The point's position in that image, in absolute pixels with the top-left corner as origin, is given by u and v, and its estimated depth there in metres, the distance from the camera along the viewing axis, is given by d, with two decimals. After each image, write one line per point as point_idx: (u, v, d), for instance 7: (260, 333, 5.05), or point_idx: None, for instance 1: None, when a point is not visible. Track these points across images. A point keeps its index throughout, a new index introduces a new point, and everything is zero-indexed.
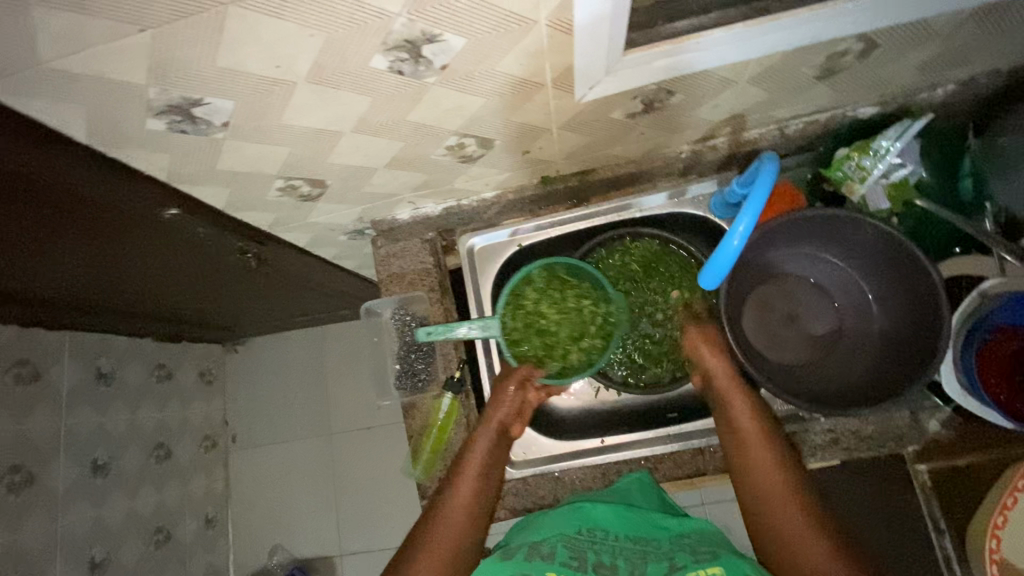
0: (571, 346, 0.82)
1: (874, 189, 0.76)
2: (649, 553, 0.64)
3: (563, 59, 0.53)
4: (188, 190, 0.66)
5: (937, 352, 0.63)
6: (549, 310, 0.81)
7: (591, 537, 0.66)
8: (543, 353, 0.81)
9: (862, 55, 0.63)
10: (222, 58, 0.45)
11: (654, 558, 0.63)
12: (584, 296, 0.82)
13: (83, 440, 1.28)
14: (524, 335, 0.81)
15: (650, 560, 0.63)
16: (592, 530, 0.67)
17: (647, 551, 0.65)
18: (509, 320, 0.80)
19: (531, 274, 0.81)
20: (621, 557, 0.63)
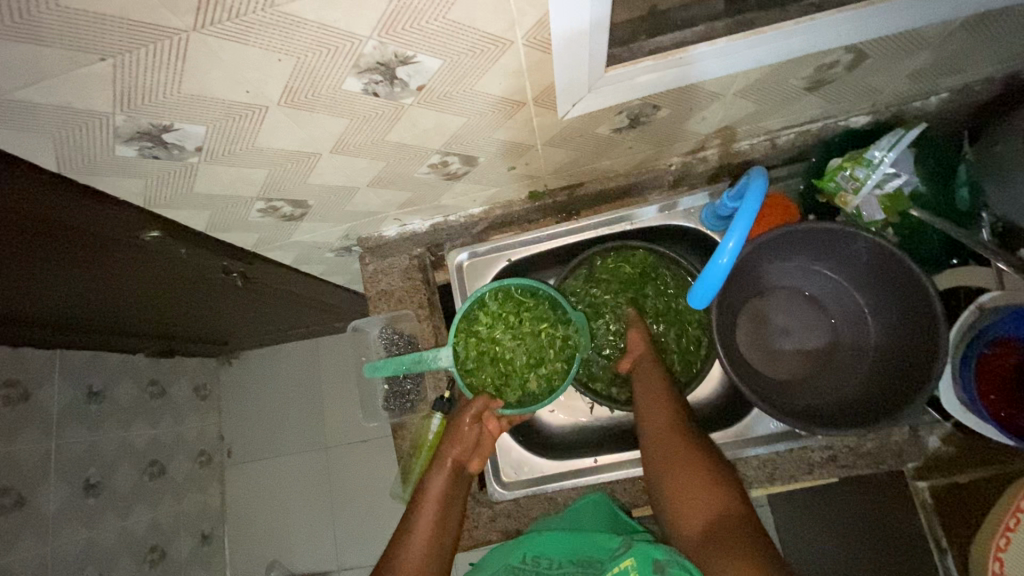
0: (528, 374, 0.76)
1: (868, 201, 0.75)
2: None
3: (544, 77, 0.52)
4: (167, 214, 0.64)
5: (934, 369, 0.61)
6: (504, 336, 0.75)
7: None
8: (500, 383, 0.75)
9: (851, 66, 0.61)
10: (189, 85, 0.43)
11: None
12: (542, 319, 0.75)
13: (74, 460, 1.26)
14: (478, 363, 0.74)
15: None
16: (535, 559, 0.70)
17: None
18: (461, 347, 0.73)
19: (484, 297, 0.75)
20: None
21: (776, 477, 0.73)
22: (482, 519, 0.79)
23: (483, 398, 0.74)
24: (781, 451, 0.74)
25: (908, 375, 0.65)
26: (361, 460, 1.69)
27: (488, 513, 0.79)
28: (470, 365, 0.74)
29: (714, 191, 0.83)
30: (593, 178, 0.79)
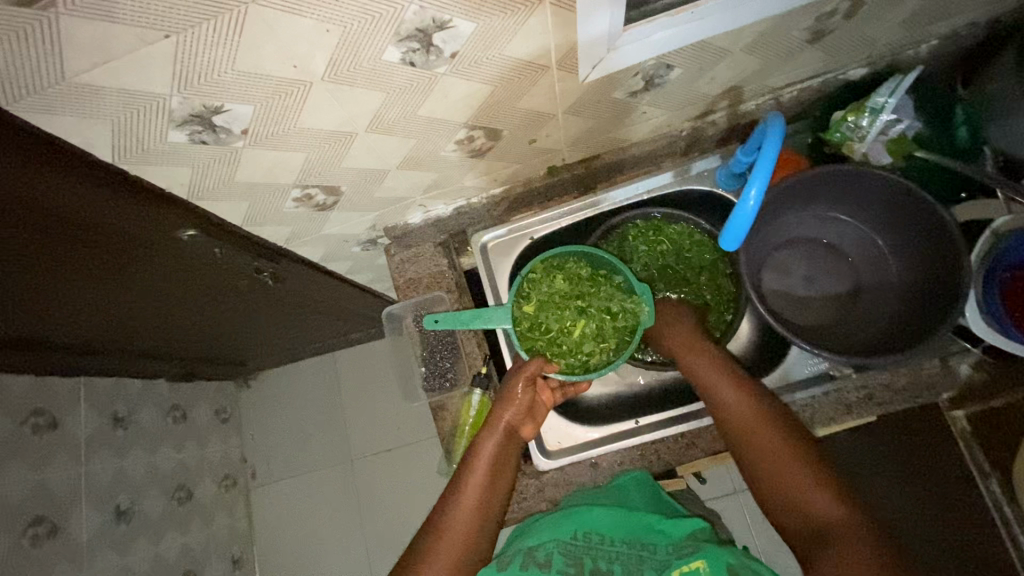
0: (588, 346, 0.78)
1: (874, 147, 0.78)
2: (646, 560, 0.65)
3: (568, 38, 0.55)
4: (206, 208, 0.66)
5: (958, 293, 0.64)
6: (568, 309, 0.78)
7: (587, 542, 0.66)
8: (554, 351, 0.78)
9: (848, 14, 0.65)
10: (242, 61, 0.46)
11: (652, 565, 0.64)
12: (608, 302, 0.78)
13: (104, 486, 1.26)
14: (536, 328, 0.78)
15: (648, 568, 0.64)
16: (589, 535, 0.67)
17: (644, 556, 0.65)
18: (520, 308, 0.78)
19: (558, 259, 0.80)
20: (617, 563, 0.65)
21: (816, 421, 0.75)
22: (530, 490, 0.79)
23: (539, 360, 0.75)
24: (817, 395, 0.75)
25: (933, 304, 0.68)
26: (387, 469, 1.68)
27: (535, 485, 0.79)
28: (525, 327, 0.78)
29: (724, 154, 0.86)
30: (608, 150, 0.82)
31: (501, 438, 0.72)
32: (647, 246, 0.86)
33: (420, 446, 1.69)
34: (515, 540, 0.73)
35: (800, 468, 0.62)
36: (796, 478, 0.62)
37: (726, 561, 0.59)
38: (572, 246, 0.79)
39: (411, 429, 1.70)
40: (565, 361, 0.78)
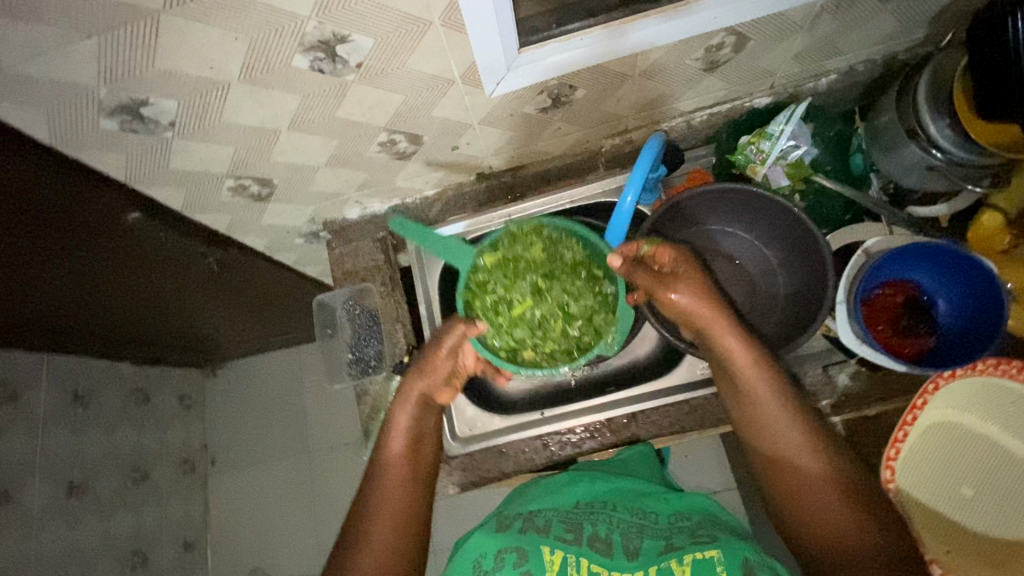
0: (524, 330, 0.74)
1: (774, 171, 0.84)
2: (646, 527, 0.73)
3: (466, 57, 0.61)
4: (146, 192, 0.73)
5: (824, 302, 0.70)
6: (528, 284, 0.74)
7: (589, 509, 0.75)
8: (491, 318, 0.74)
9: (737, 48, 0.72)
10: (161, 61, 0.52)
11: (651, 534, 0.72)
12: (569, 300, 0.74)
13: (60, 461, 1.30)
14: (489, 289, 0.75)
15: (647, 534, 0.72)
16: (591, 504, 0.76)
17: (644, 525, 0.74)
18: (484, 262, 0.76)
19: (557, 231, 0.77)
20: (618, 529, 0.72)
21: (705, 421, 0.81)
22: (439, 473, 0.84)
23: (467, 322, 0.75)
24: (708, 395, 0.81)
25: (811, 313, 0.74)
26: (343, 464, 1.73)
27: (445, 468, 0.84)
28: (477, 281, 0.76)
29: None
30: (533, 160, 0.89)
31: (414, 420, 0.76)
32: None
33: None
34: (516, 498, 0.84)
35: (825, 484, 0.64)
36: (816, 491, 0.64)
37: (743, 555, 0.66)
38: (576, 225, 0.76)
39: None
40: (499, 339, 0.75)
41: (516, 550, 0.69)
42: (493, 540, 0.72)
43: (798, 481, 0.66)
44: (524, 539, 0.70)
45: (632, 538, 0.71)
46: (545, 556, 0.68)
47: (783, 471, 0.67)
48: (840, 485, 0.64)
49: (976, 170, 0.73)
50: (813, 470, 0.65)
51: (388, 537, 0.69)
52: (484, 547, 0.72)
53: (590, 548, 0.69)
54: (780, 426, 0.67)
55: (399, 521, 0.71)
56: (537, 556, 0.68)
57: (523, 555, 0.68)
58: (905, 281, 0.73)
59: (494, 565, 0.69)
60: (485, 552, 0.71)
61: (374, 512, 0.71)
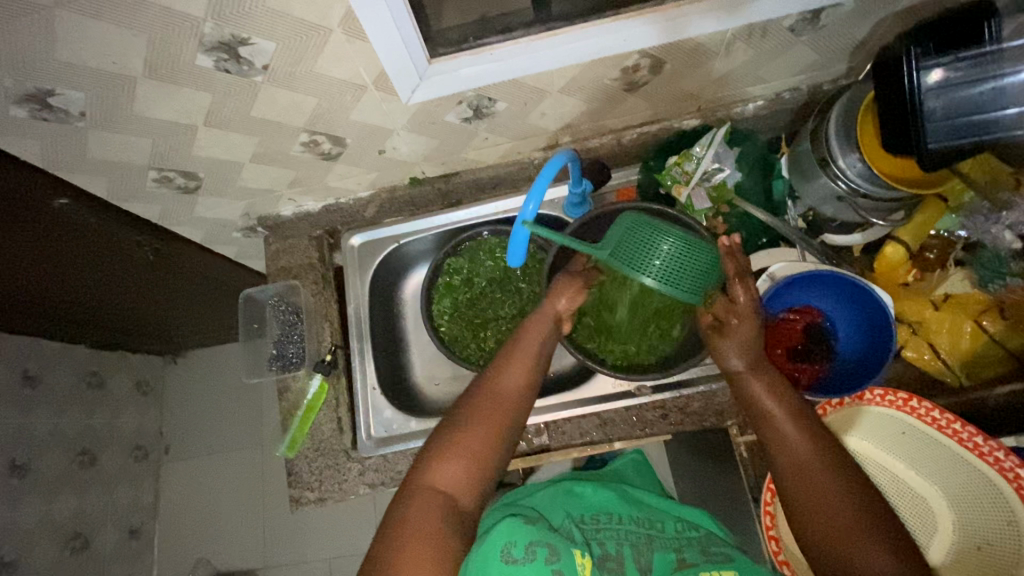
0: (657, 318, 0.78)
1: (698, 191, 0.85)
2: (655, 537, 0.69)
3: (374, 63, 0.63)
4: (69, 179, 0.74)
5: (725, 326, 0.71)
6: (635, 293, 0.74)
7: (597, 522, 0.71)
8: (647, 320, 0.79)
9: (654, 70, 0.73)
10: (60, 52, 0.54)
11: (660, 545, 0.68)
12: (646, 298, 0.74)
13: (3, 439, 1.31)
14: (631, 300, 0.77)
15: (656, 544, 0.68)
16: (595, 517, 0.72)
17: (652, 535, 0.70)
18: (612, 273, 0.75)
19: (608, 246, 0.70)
20: (627, 544, 0.68)
21: (613, 435, 0.81)
22: (351, 473, 0.83)
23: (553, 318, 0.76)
24: (619, 409, 0.82)
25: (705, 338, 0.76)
26: None
27: (357, 468, 0.83)
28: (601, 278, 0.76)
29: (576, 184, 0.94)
30: (466, 167, 0.90)
31: (529, 375, 0.69)
32: (491, 264, 0.92)
33: None
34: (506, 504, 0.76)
35: (848, 506, 0.55)
36: (845, 533, 0.54)
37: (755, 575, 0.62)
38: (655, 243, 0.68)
39: None
40: (463, 328, 0.92)
41: (547, 545, 0.60)
42: (519, 528, 0.61)
43: (811, 494, 0.57)
44: (557, 541, 0.61)
45: (642, 552, 0.67)
46: (574, 559, 0.60)
47: (815, 521, 0.56)
48: (871, 530, 0.53)
49: (884, 205, 0.74)
50: (818, 473, 0.57)
51: (463, 464, 0.61)
52: (510, 534, 0.60)
53: (606, 565, 0.64)
54: (799, 445, 0.60)
55: (481, 460, 0.62)
56: (567, 556, 0.60)
57: (554, 552, 0.59)
58: (803, 304, 0.77)
59: (523, 557, 0.58)
60: (511, 541, 0.59)
61: (467, 428, 0.63)
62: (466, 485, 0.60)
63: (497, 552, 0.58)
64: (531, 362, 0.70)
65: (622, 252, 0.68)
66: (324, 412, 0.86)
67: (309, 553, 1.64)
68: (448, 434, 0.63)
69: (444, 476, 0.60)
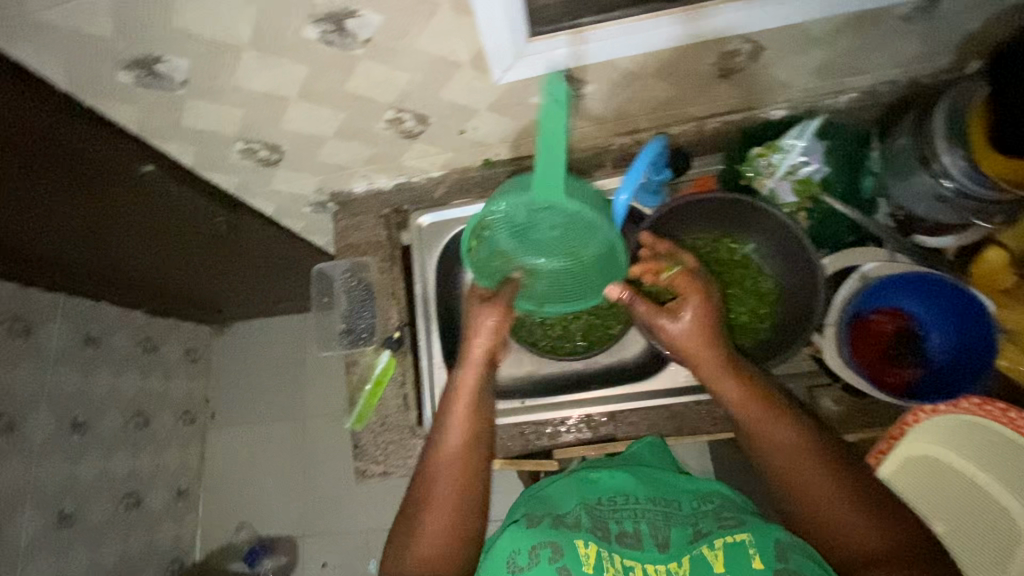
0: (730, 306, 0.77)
1: (782, 185, 0.83)
2: (671, 515, 0.66)
3: (474, 40, 0.62)
4: (159, 146, 0.75)
5: (812, 327, 0.70)
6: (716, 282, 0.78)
7: (613, 504, 0.68)
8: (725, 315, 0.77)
9: (753, 56, 0.71)
10: (175, 20, 0.54)
11: (678, 522, 0.65)
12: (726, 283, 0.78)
13: (67, 397, 1.36)
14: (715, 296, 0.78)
15: (673, 521, 0.65)
16: (613, 498, 0.69)
17: (669, 512, 0.67)
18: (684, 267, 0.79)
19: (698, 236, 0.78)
20: (643, 521, 0.65)
21: (682, 428, 0.82)
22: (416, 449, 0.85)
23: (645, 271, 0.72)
24: (688, 403, 0.82)
25: (793, 335, 0.72)
26: (336, 432, 1.76)
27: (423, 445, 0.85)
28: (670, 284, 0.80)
29: None
30: None
31: (473, 434, 0.68)
32: None
33: None
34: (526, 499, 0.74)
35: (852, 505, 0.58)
36: (831, 510, 0.58)
37: (776, 537, 0.59)
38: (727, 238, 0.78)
39: None
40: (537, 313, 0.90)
41: (550, 545, 0.60)
42: (520, 535, 0.63)
43: (791, 470, 0.61)
44: (559, 535, 0.61)
45: (659, 528, 0.64)
46: (580, 551, 0.60)
47: (806, 503, 0.59)
48: (861, 507, 0.57)
49: (987, 205, 0.71)
50: (799, 450, 0.61)
51: (447, 516, 0.63)
52: (512, 543, 0.62)
53: (622, 543, 0.62)
54: (782, 432, 0.63)
55: (449, 530, 0.62)
56: (572, 552, 0.60)
57: (558, 549, 0.60)
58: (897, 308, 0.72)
59: (527, 564, 0.60)
60: (515, 549, 0.62)
61: (426, 507, 0.63)
62: (442, 563, 0.60)
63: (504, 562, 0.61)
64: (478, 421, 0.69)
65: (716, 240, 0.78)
66: (391, 388, 0.88)
67: (347, 524, 1.69)
68: (406, 519, 0.63)
69: (428, 539, 0.61)
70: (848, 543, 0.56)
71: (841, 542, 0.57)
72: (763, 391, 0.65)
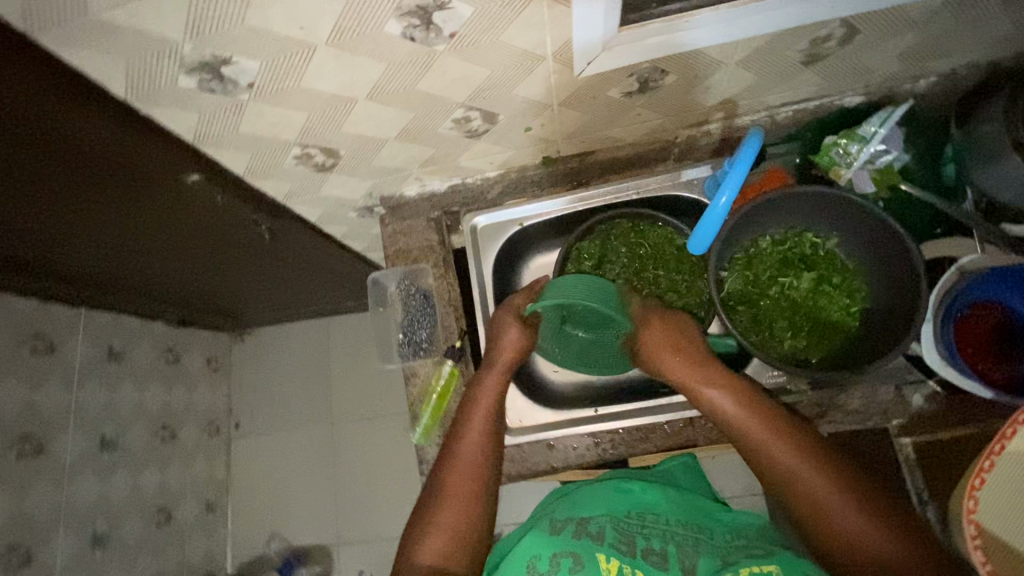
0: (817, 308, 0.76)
1: (860, 175, 0.80)
2: (702, 541, 0.65)
3: (562, 32, 0.57)
4: (211, 155, 0.70)
5: (913, 324, 0.66)
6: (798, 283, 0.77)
7: (641, 520, 0.68)
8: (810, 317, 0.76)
9: (844, 41, 0.67)
10: (251, 18, 0.49)
11: (707, 549, 0.63)
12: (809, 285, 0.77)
13: (93, 414, 1.31)
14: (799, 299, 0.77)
15: (702, 547, 0.64)
16: (641, 514, 0.69)
17: (700, 538, 0.65)
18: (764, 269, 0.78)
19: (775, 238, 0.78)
20: (672, 542, 0.64)
21: None
22: None
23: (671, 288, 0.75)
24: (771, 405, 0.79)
25: (888, 330, 0.71)
26: (365, 438, 1.72)
27: None
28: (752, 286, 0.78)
29: (717, 164, 0.88)
30: (603, 146, 0.85)
31: (487, 435, 0.72)
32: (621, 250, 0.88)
33: (394, 420, 1.72)
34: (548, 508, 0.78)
35: (855, 504, 0.59)
36: (842, 514, 0.59)
37: (802, 570, 0.56)
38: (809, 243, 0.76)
39: (396, 399, 1.73)
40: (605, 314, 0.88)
41: (570, 555, 0.61)
42: (543, 540, 0.63)
43: (798, 477, 0.62)
44: (581, 547, 0.62)
45: (687, 553, 0.62)
46: (602, 566, 0.60)
47: (815, 510, 0.60)
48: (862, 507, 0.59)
49: None
50: (798, 457, 0.63)
51: (453, 517, 0.66)
52: (534, 548, 0.62)
53: (646, 561, 0.61)
54: (774, 441, 0.64)
55: (460, 527, 0.65)
56: (593, 563, 0.60)
57: (578, 561, 0.60)
58: (999, 302, 0.70)
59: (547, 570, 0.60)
60: (535, 555, 0.61)
61: (441, 501, 0.67)
62: (453, 554, 0.63)
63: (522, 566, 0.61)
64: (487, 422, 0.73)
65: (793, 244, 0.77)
66: (456, 400, 0.84)
67: (382, 531, 1.65)
68: (425, 513, 0.67)
69: (433, 542, 0.64)
70: (860, 548, 0.57)
71: (854, 548, 0.58)
72: (753, 403, 0.67)
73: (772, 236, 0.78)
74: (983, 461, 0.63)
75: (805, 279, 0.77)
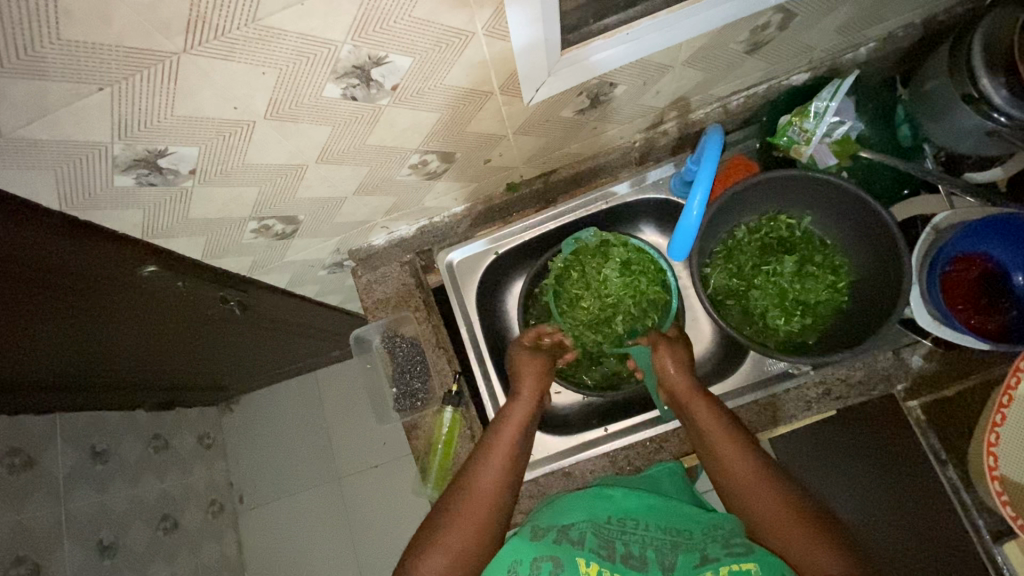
0: (803, 291, 0.77)
1: (820, 149, 0.81)
2: (681, 543, 0.63)
3: (506, 65, 0.56)
4: (164, 245, 0.67)
5: (903, 290, 0.67)
6: (785, 270, 0.78)
7: (622, 526, 0.65)
8: (799, 299, 0.77)
9: (782, 26, 0.67)
10: (180, 107, 0.46)
11: (685, 548, 0.62)
12: (798, 270, 0.78)
13: (85, 521, 1.24)
14: (787, 286, 0.77)
15: (682, 549, 0.62)
16: (622, 519, 0.66)
17: (678, 541, 0.63)
18: (746, 255, 0.79)
19: (752, 228, 0.79)
20: (651, 547, 0.62)
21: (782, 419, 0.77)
22: None
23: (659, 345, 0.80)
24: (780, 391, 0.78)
25: (878, 301, 0.71)
26: (376, 487, 1.67)
27: None
28: (734, 280, 0.79)
29: (679, 161, 0.89)
30: (564, 163, 0.84)
31: (511, 456, 0.69)
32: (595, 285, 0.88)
33: (400, 462, 1.67)
34: (536, 512, 0.73)
35: (811, 523, 0.58)
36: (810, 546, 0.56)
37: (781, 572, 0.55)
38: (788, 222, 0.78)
39: (397, 442, 1.69)
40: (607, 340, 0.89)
41: (551, 558, 0.58)
42: (524, 545, 0.60)
43: (764, 502, 0.62)
44: (560, 549, 0.59)
45: (666, 554, 0.61)
46: (581, 569, 0.58)
47: (785, 537, 0.59)
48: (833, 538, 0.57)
49: None
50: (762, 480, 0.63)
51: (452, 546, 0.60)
52: (515, 552, 0.60)
53: (626, 565, 0.59)
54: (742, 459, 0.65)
55: (462, 551, 0.60)
56: (574, 567, 0.58)
57: (559, 565, 0.58)
58: (979, 252, 0.71)
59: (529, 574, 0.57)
60: (516, 559, 0.59)
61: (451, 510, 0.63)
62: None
63: (504, 572, 0.58)
64: (516, 445, 0.70)
65: (772, 233, 0.79)
66: (463, 446, 0.82)
67: None
68: (435, 520, 0.63)
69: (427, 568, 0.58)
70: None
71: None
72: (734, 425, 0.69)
73: (751, 224, 0.79)
74: (995, 416, 0.68)
75: (788, 262, 0.78)
